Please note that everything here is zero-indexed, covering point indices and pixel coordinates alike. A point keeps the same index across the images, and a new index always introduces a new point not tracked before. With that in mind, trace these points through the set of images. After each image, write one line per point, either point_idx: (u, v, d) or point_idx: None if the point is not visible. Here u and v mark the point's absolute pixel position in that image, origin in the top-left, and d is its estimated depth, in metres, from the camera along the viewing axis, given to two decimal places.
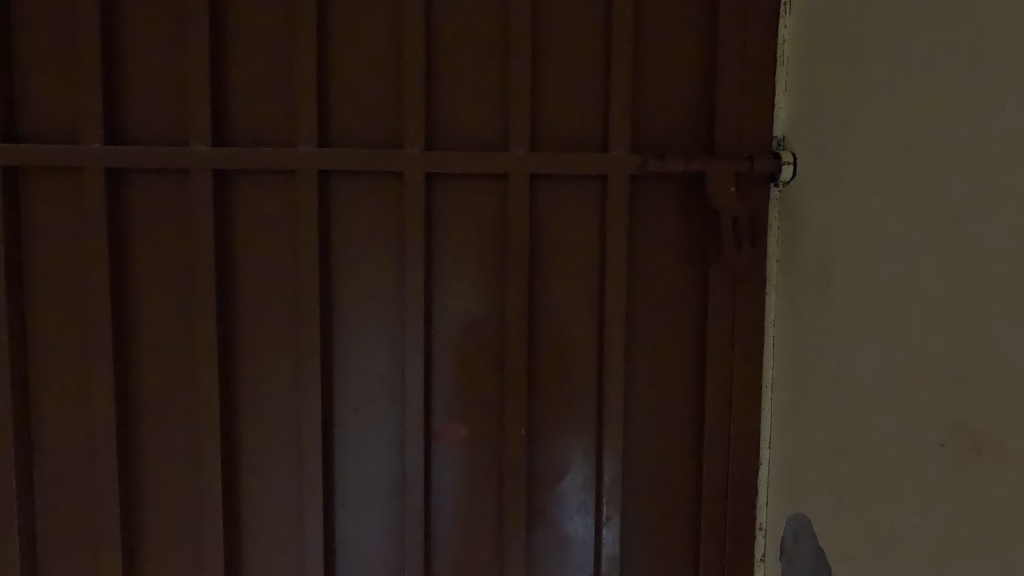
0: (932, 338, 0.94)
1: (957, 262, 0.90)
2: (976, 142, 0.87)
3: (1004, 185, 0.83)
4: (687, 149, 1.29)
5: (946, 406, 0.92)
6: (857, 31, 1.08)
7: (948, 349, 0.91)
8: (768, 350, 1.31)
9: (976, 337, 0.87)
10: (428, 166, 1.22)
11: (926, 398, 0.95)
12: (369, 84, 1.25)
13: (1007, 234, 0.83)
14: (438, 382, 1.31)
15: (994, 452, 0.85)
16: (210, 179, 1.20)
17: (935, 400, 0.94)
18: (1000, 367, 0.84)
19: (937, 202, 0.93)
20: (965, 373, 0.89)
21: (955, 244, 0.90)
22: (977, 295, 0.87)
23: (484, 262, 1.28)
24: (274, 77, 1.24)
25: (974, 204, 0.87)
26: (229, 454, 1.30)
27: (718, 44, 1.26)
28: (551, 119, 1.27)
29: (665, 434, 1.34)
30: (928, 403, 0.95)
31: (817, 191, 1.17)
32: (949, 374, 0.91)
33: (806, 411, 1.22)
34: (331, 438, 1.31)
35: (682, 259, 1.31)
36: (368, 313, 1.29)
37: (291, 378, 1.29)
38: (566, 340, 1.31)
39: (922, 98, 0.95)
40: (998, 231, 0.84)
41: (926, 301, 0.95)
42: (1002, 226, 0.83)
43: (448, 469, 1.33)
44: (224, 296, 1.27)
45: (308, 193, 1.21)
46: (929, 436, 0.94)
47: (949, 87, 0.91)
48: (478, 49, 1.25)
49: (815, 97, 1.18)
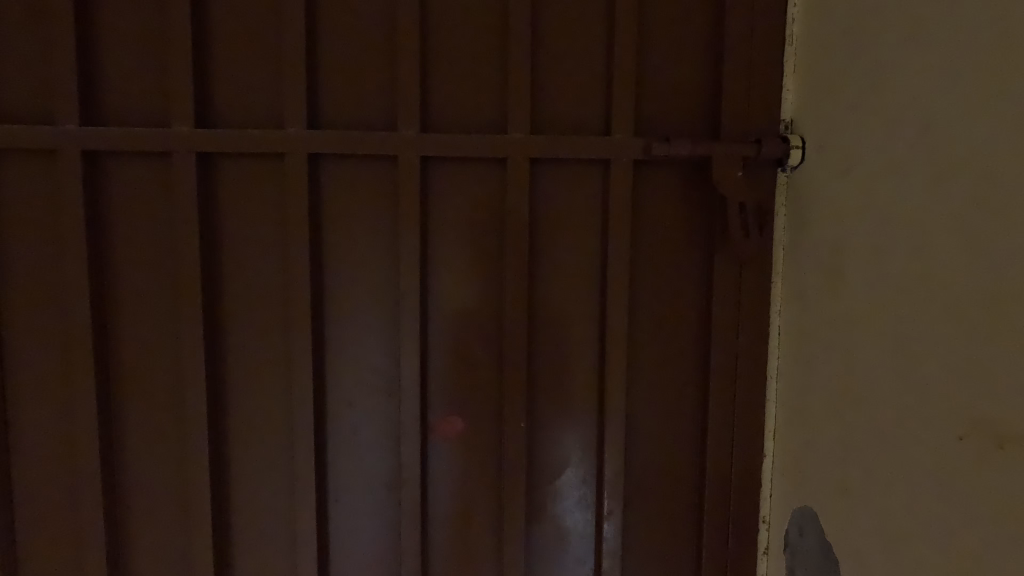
0: (948, 328, 0.90)
1: (978, 250, 0.86)
2: (996, 126, 0.83)
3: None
4: (693, 132, 1.24)
5: (965, 398, 0.88)
6: (869, 7, 1.04)
7: (966, 340, 0.87)
8: (773, 340, 1.28)
9: (998, 326, 0.83)
10: (423, 148, 1.16)
11: (941, 389, 0.91)
12: (361, 64, 1.19)
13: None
14: (435, 373, 1.26)
15: (1016, 447, 0.81)
16: (193, 162, 1.14)
17: (950, 391, 0.90)
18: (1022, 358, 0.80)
19: (956, 187, 0.89)
20: (987, 364, 0.85)
21: (975, 229, 0.86)
22: (999, 283, 0.83)
23: (482, 249, 1.24)
24: (261, 56, 1.18)
25: (996, 186, 0.83)
26: (218, 450, 1.25)
27: (725, 23, 1.20)
28: (552, 99, 1.22)
29: (668, 427, 1.31)
30: (943, 395, 0.91)
31: (826, 176, 1.13)
32: (965, 365, 0.88)
33: (814, 401, 1.19)
34: (323, 432, 1.26)
35: (687, 246, 1.27)
36: (363, 302, 1.24)
37: (281, 371, 1.24)
38: (566, 330, 1.27)
39: (940, 76, 0.91)
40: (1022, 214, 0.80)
41: (943, 289, 0.91)
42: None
43: (445, 464, 1.29)
44: (210, 285, 1.21)
45: (296, 176, 1.16)
46: (946, 429, 0.91)
47: (969, 65, 0.87)
48: (474, 28, 1.20)
49: (826, 80, 1.14)
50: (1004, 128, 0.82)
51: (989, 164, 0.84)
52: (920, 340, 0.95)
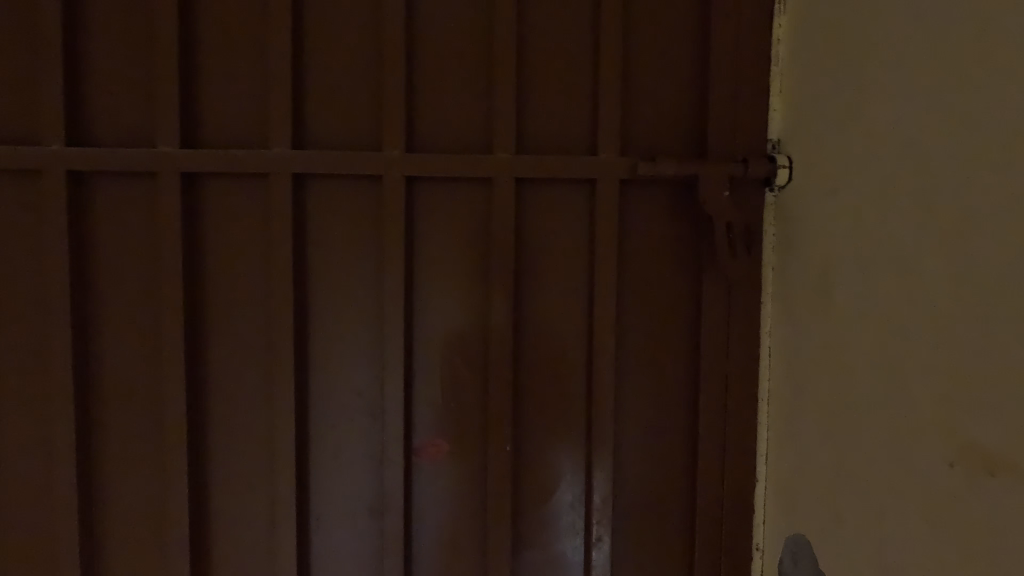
0: (938, 352, 0.88)
1: (966, 271, 0.84)
2: (982, 147, 0.82)
3: (1013, 192, 0.78)
4: (680, 151, 1.20)
5: (955, 422, 0.85)
6: (857, 26, 1.02)
7: (957, 362, 0.85)
8: (763, 362, 1.25)
9: (990, 350, 0.81)
10: (408, 168, 1.16)
11: (931, 411, 0.89)
12: (345, 88, 1.19)
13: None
14: (420, 396, 1.24)
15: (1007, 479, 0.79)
16: (177, 182, 1.14)
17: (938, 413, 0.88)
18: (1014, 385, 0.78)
19: (945, 208, 0.87)
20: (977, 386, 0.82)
21: (964, 250, 0.84)
22: (988, 305, 0.81)
23: (468, 269, 1.22)
24: (246, 76, 1.18)
25: (987, 206, 0.81)
26: (198, 471, 1.23)
27: (710, 41, 1.18)
28: (537, 119, 1.20)
29: (658, 451, 1.27)
30: (933, 419, 0.89)
31: (813, 196, 1.12)
32: (955, 387, 0.85)
33: (803, 424, 1.16)
34: (305, 455, 1.24)
35: (676, 267, 1.23)
36: (346, 323, 1.22)
37: (263, 393, 1.22)
38: (553, 352, 1.25)
39: (929, 93, 0.89)
40: (1011, 235, 0.78)
41: (931, 309, 0.89)
42: (1009, 233, 0.78)
43: (431, 488, 1.26)
44: (193, 306, 1.20)
45: (281, 197, 1.15)
46: (936, 453, 0.88)
47: (958, 86, 0.85)
48: (459, 51, 1.20)
49: (813, 101, 1.12)
50: (996, 148, 0.80)
51: (979, 183, 0.82)
52: (910, 363, 0.92)
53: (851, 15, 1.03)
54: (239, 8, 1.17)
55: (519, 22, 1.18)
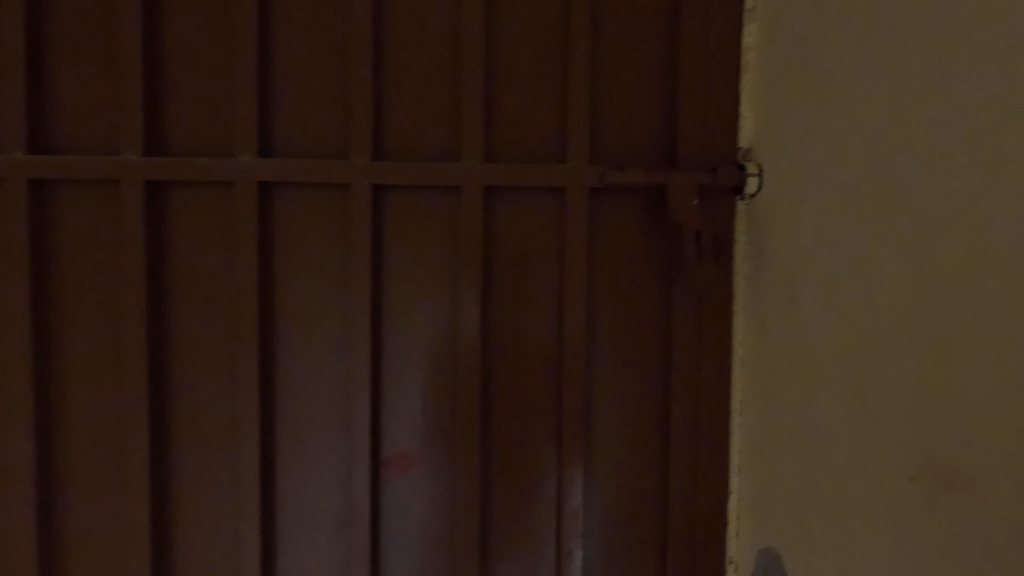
0: (902, 366, 0.87)
1: (928, 283, 0.83)
2: (944, 156, 0.80)
3: (973, 203, 0.77)
4: (651, 159, 1.19)
5: (918, 438, 0.84)
6: (825, 35, 1.01)
7: (919, 375, 0.84)
8: (736, 372, 1.24)
9: (947, 367, 0.79)
10: (375, 176, 1.14)
11: (896, 425, 0.88)
12: (313, 95, 1.18)
13: (983, 257, 0.75)
14: (388, 407, 1.23)
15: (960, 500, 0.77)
16: (141, 191, 1.12)
17: (902, 427, 0.87)
18: (969, 405, 0.76)
19: (909, 218, 0.86)
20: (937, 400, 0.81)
21: (929, 261, 0.83)
22: (949, 318, 0.80)
23: (437, 278, 1.21)
24: (213, 84, 1.17)
25: (949, 217, 0.80)
26: (162, 483, 1.21)
27: (679, 49, 1.17)
28: (505, 125, 1.18)
29: (630, 463, 1.26)
30: (896, 433, 0.87)
31: (783, 205, 1.11)
32: (918, 402, 0.84)
33: (775, 436, 1.15)
34: (272, 467, 1.22)
35: (646, 276, 1.22)
36: (313, 334, 1.21)
37: (229, 404, 1.20)
38: (524, 363, 1.22)
39: (895, 100, 0.88)
40: (972, 248, 0.77)
41: (897, 322, 0.88)
42: (970, 246, 0.77)
43: (401, 500, 1.24)
44: (158, 315, 1.18)
45: (246, 206, 1.14)
46: (899, 467, 0.87)
47: (924, 92, 0.83)
48: (426, 57, 1.18)
49: (783, 110, 1.10)
50: (955, 161, 0.79)
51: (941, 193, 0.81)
52: (876, 376, 0.91)
53: (819, 24, 1.02)
54: (205, 15, 1.16)
55: (487, 29, 1.16)
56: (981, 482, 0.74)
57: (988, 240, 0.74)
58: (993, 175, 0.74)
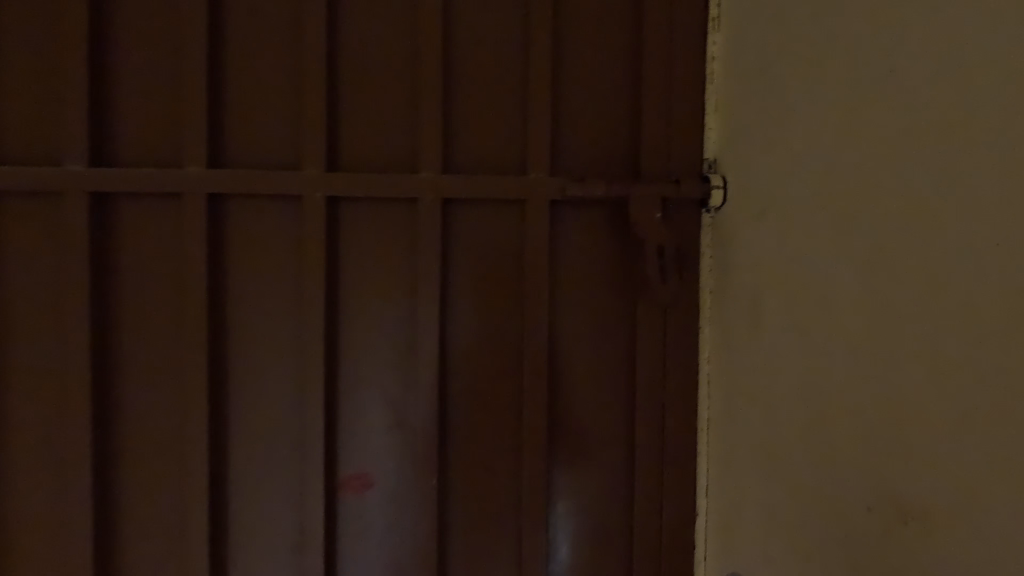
0: (874, 398, 0.85)
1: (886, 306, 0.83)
2: (899, 176, 0.81)
3: (932, 223, 0.76)
4: (613, 171, 1.21)
5: (883, 470, 0.83)
6: (780, 48, 1.03)
7: (881, 401, 0.83)
8: (703, 389, 1.23)
9: (907, 383, 0.79)
10: (325, 188, 1.09)
11: (855, 452, 0.88)
12: (253, 85, 1.11)
13: (962, 284, 0.73)
14: (344, 427, 1.19)
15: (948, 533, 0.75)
16: (84, 204, 1.04)
17: (864, 454, 0.86)
18: (933, 425, 0.76)
19: (874, 241, 0.84)
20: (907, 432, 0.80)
21: (887, 284, 0.83)
22: (921, 344, 0.78)
23: (388, 290, 1.17)
24: (160, 81, 1.08)
25: (910, 238, 0.79)
26: (105, 510, 1.13)
27: (644, 62, 1.18)
28: (467, 140, 1.18)
29: (598, 484, 1.25)
30: (851, 460, 0.88)
31: (744, 219, 1.11)
32: (870, 426, 0.85)
33: (740, 457, 1.14)
34: (220, 490, 1.16)
35: (612, 291, 1.23)
36: (264, 351, 1.14)
37: (176, 427, 1.12)
38: (491, 388, 1.20)
39: (839, 119, 0.90)
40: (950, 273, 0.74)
41: (872, 354, 0.85)
42: (924, 274, 0.77)
43: (357, 521, 1.20)
44: (101, 334, 1.10)
45: (195, 220, 1.07)
46: (857, 496, 0.87)
47: (860, 114, 0.87)
48: (380, 57, 1.14)
49: (744, 122, 1.11)
50: (906, 174, 0.79)
51: (893, 216, 0.81)
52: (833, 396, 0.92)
53: (780, 38, 1.03)
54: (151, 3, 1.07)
55: (445, 41, 1.15)
56: (985, 533, 0.71)
57: (948, 265, 0.75)
58: (953, 196, 0.74)
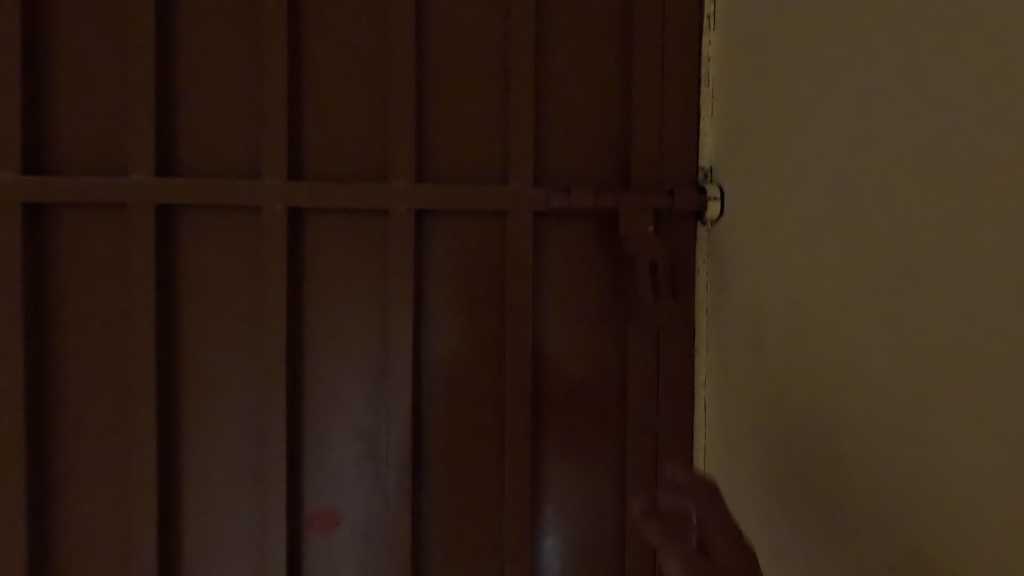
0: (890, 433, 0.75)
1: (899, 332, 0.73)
2: (908, 182, 0.72)
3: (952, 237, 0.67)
4: (603, 181, 1.12)
5: (902, 518, 0.73)
6: (778, 47, 0.95)
7: (901, 439, 0.73)
8: (699, 416, 1.14)
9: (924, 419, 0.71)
10: (291, 198, 1.00)
11: (873, 499, 0.77)
12: (209, 87, 1.02)
13: (992, 302, 0.63)
14: (307, 459, 1.09)
15: None
16: (18, 216, 0.94)
17: (884, 503, 0.75)
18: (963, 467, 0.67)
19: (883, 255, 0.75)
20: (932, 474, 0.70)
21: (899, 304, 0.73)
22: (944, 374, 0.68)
23: (359, 309, 1.07)
24: (102, 85, 1.00)
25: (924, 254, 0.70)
26: (43, 554, 1.02)
27: (633, 62, 1.10)
28: (441, 148, 1.09)
29: (586, 516, 1.16)
30: (864, 503, 0.78)
31: (744, 233, 1.02)
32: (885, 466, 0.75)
33: (740, 493, 1.04)
34: (173, 533, 1.06)
35: (602, 310, 1.14)
36: (220, 375, 1.05)
37: (121, 459, 1.03)
38: (469, 414, 1.11)
39: (846, 121, 0.82)
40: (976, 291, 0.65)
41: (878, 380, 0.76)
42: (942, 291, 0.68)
43: (326, 564, 1.10)
44: (38, 358, 1.00)
45: (144, 233, 0.97)
46: (876, 551, 0.76)
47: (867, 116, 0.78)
48: (349, 59, 1.06)
49: (742, 128, 1.03)
50: (916, 187, 0.71)
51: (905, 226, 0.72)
52: (840, 432, 0.82)
53: (781, 34, 0.95)
54: (93, 2, 0.99)
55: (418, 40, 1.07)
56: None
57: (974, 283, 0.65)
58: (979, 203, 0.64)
